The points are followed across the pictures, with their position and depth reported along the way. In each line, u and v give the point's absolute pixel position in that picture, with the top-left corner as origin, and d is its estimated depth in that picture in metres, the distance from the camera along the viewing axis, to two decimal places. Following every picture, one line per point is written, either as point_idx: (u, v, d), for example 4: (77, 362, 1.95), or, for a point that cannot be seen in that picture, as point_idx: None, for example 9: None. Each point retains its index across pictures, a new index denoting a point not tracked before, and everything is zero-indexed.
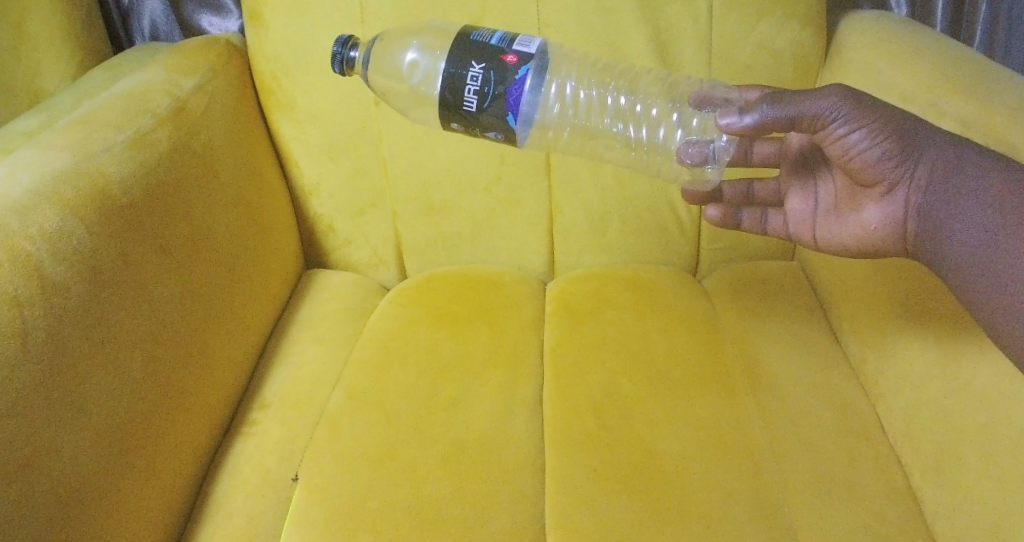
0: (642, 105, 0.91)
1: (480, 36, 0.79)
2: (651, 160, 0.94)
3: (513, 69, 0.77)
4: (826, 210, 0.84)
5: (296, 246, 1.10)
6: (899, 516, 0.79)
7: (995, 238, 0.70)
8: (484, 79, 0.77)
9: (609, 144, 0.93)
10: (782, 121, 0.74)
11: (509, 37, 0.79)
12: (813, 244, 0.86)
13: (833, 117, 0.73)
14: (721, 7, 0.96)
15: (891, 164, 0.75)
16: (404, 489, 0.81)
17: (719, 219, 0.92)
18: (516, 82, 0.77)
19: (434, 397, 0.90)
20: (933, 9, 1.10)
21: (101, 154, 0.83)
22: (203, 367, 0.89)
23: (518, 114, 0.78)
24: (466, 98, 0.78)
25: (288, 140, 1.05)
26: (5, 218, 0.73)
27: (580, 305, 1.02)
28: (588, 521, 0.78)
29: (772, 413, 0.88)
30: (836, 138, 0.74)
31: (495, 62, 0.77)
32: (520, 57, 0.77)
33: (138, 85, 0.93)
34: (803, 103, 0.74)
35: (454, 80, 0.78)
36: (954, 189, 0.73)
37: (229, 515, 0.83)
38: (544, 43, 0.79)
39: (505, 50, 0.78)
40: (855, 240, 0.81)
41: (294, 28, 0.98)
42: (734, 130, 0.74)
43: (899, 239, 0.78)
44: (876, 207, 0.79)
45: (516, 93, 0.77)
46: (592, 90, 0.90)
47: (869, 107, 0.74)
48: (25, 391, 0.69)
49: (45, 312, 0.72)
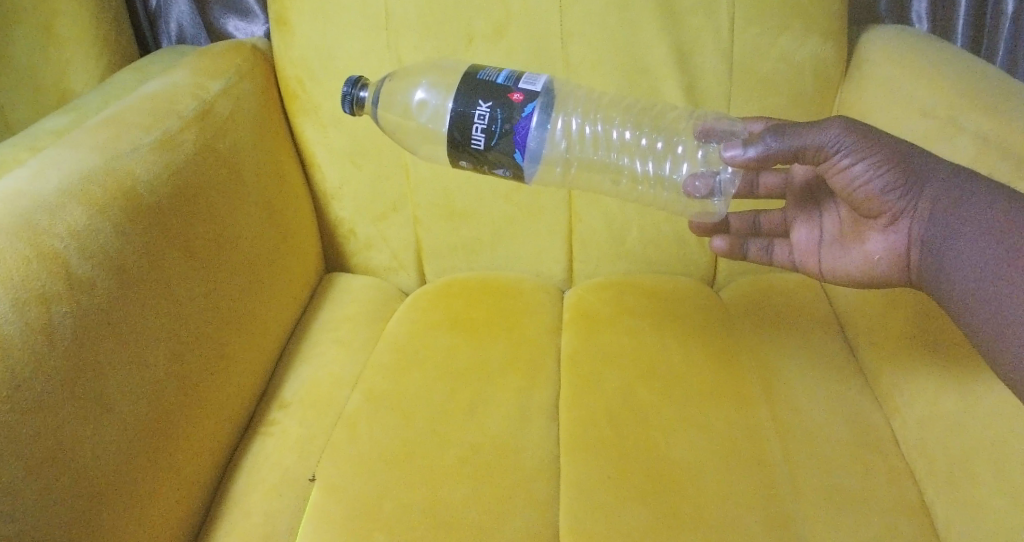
0: (648, 139, 0.93)
1: (487, 75, 0.80)
2: (658, 193, 0.96)
3: (519, 107, 0.78)
4: (832, 240, 0.85)
5: (317, 249, 1.11)
6: (912, 528, 0.79)
7: (997, 272, 0.70)
8: (491, 118, 0.79)
9: (618, 180, 0.96)
10: (785, 153, 0.75)
11: (515, 76, 0.80)
12: (819, 275, 0.87)
13: (836, 149, 0.74)
14: (744, 19, 0.95)
15: (894, 195, 0.75)
16: (419, 490, 0.83)
17: (727, 251, 0.92)
18: (523, 119, 0.78)
19: (452, 401, 0.91)
20: (955, 21, 1.10)
21: (128, 154, 0.84)
22: (225, 366, 0.90)
23: (526, 152, 0.79)
24: (473, 136, 0.79)
25: (312, 144, 1.07)
26: (34, 216, 0.75)
27: (597, 312, 1.03)
28: (602, 528, 0.79)
29: (787, 425, 0.89)
30: (839, 169, 0.75)
31: (501, 100, 0.78)
32: (526, 95, 0.78)
33: (166, 87, 0.95)
34: (807, 135, 0.75)
35: (462, 119, 0.80)
36: (956, 220, 0.73)
37: (247, 512, 0.84)
38: (550, 80, 0.80)
39: (511, 87, 0.79)
40: (859, 271, 0.82)
41: (319, 34, 0.99)
42: (738, 162, 0.76)
43: (902, 271, 0.79)
44: (880, 238, 0.79)
45: (522, 131, 0.78)
46: (597, 125, 0.92)
47: (871, 139, 0.74)
48: (50, 388, 0.70)
49: (72, 310, 0.73)
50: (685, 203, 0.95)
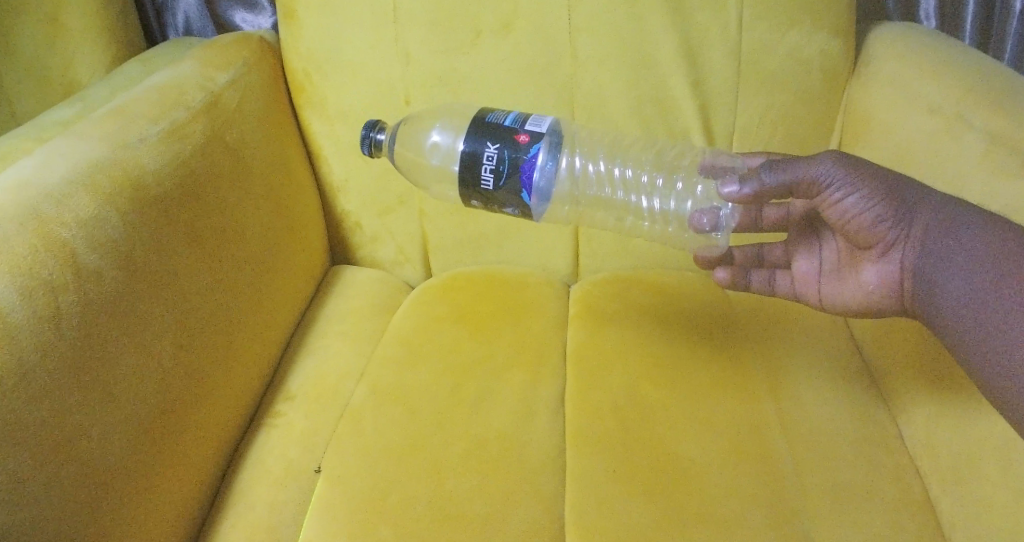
0: (647, 176, 0.95)
1: (495, 117, 0.83)
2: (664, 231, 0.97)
3: (525, 148, 0.81)
4: (830, 269, 0.84)
5: (323, 242, 1.11)
6: (917, 525, 0.79)
7: (989, 297, 0.71)
8: (499, 159, 0.81)
9: (624, 219, 0.98)
10: (779, 188, 0.75)
11: (522, 118, 0.83)
12: (817, 304, 0.86)
13: (829, 183, 0.74)
14: (752, 15, 0.95)
15: (886, 226, 0.75)
16: (424, 483, 0.83)
17: (729, 282, 0.90)
18: (528, 160, 0.81)
19: (457, 395, 0.91)
20: (963, 18, 1.10)
21: (137, 144, 0.84)
22: (230, 357, 0.90)
23: (532, 190, 0.82)
24: (483, 176, 0.82)
25: (319, 137, 1.07)
26: (41, 205, 0.75)
27: (603, 307, 1.02)
28: (607, 522, 0.79)
29: (793, 422, 0.88)
30: (833, 203, 0.75)
31: (508, 142, 0.81)
32: (532, 136, 0.81)
33: (172, 78, 0.95)
34: (800, 169, 0.75)
35: (471, 160, 0.82)
36: (949, 247, 0.73)
37: (252, 504, 0.84)
38: (555, 121, 0.83)
39: (518, 129, 0.82)
40: (855, 302, 0.82)
41: (326, 26, 0.99)
42: (735, 198, 0.77)
43: (895, 300, 0.79)
44: (874, 267, 0.79)
45: (528, 171, 0.81)
46: (598, 164, 0.95)
47: (864, 171, 0.74)
48: (56, 376, 0.70)
49: (78, 299, 0.73)
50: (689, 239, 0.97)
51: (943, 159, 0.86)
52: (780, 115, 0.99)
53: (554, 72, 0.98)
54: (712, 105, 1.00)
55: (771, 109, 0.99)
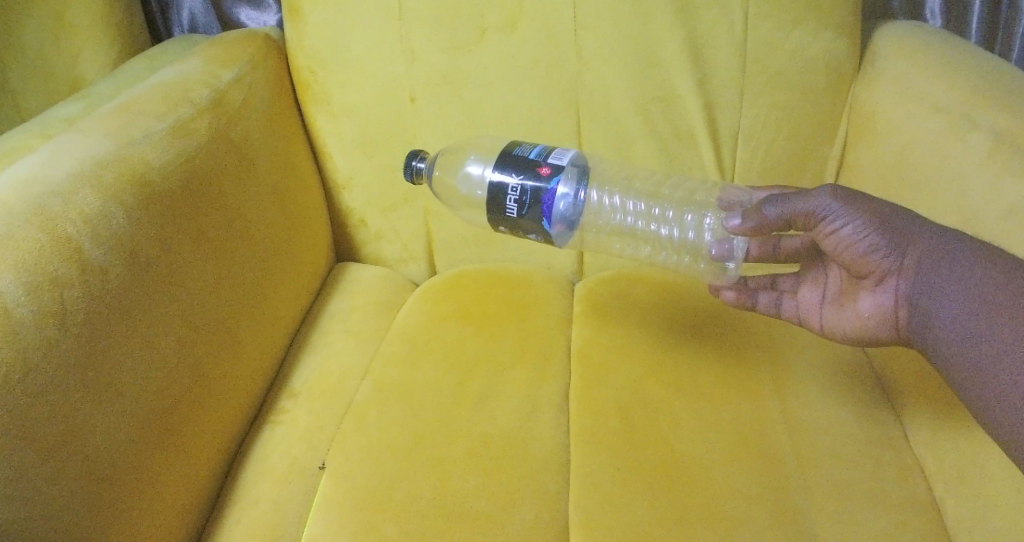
0: (660, 209, 0.97)
1: (521, 150, 0.86)
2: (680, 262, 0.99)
3: (546, 180, 0.84)
4: (832, 298, 0.85)
5: (328, 239, 1.11)
6: (922, 524, 0.79)
7: (979, 330, 0.70)
8: (523, 190, 0.85)
9: (640, 247, 1.00)
10: (779, 221, 0.78)
11: (546, 151, 0.86)
12: (820, 332, 0.86)
13: (828, 214, 0.76)
14: (757, 13, 0.95)
15: (880, 256, 0.76)
16: (429, 480, 0.83)
17: (736, 301, 0.90)
18: (549, 192, 0.84)
19: (462, 392, 0.91)
20: (969, 16, 1.09)
21: (142, 141, 0.85)
22: (235, 353, 0.90)
23: (552, 219, 0.85)
24: (507, 205, 0.85)
25: (324, 134, 1.07)
26: (47, 201, 0.75)
27: (607, 305, 1.02)
28: (612, 520, 0.79)
29: (798, 420, 0.88)
30: (830, 234, 0.77)
31: (531, 173, 0.84)
32: (553, 169, 0.84)
33: (178, 75, 0.95)
34: (798, 202, 0.77)
35: (497, 190, 0.86)
36: (941, 277, 0.73)
37: (256, 501, 0.84)
38: (577, 154, 0.86)
39: (541, 162, 0.85)
40: (854, 330, 0.82)
41: (331, 23, 0.99)
42: (737, 231, 0.80)
43: (893, 330, 0.79)
44: (871, 297, 0.79)
45: (548, 201, 0.84)
46: (615, 197, 0.97)
47: (861, 204, 0.76)
48: (62, 371, 0.70)
49: (84, 294, 0.73)
50: (702, 269, 0.98)
51: (948, 159, 0.86)
52: (786, 114, 0.99)
53: (559, 70, 0.98)
54: (717, 104, 0.99)
55: (776, 107, 0.99)
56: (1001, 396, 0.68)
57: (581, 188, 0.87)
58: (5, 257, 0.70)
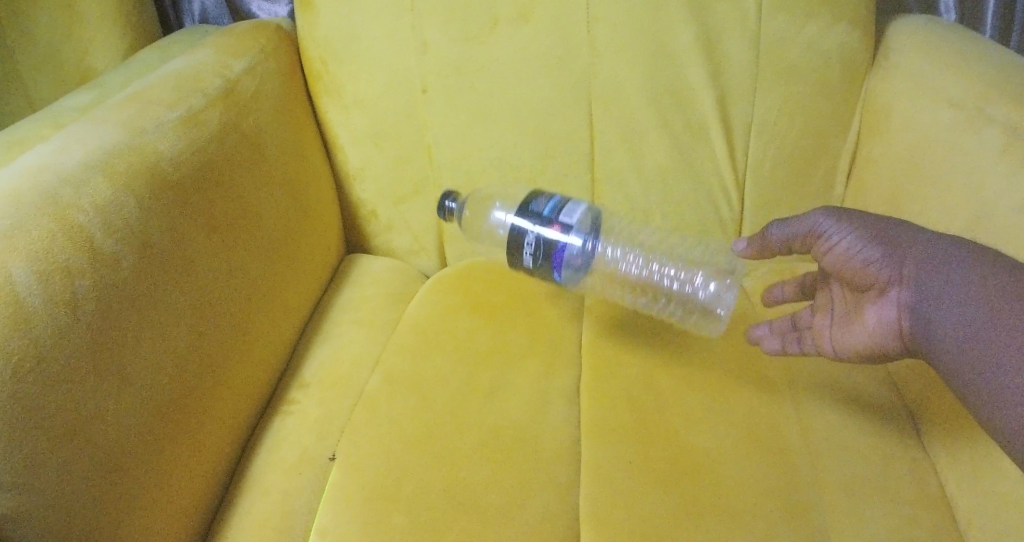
0: (655, 264, 1.02)
1: (537, 205, 0.93)
2: (681, 317, 0.99)
3: (557, 238, 0.91)
4: (843, 320, 0.85)
5: (338, 231, 1.11)
6: (933, 520, 0.79)
7: (978, 328, 0.69)
8: (537, 243, 0.91)
9: (639, 298, 1.01)
10: (780, 239, 0.85)
11: (558, 208, 0.92)
12: (833, 354, 0.85)
13: (826, 231, 0.81)
14: (771, 6, 0.94)
15: (879, 266, 0.77)
16: (439, 472, 0.83)
17: (778, 350, 0.90)
18: (559, 247, 0.91)
19: (472, 384, 0.91)
20: (983, 11, 1.09)
21: (154, 130, 0.84)
22: (246, 342, 0.90)
23: (563, 267, 0.92)
24: (524, 253, 0.92)
25: (335, 125, 1.06)
26: (58, 190, 0.75)
27: (619, 298, 1.02)
28: (621, 513, 0.78)
29: (809, 415, 0.88)
30: (832, 249, 0.81)
31: (543, 231, 0.91)
32: (564, 227, 0.91)
33: (189, 65, 0.95)
34: (798, 223, 0.84)
35: (514, 237, 0.92)
36: (940, 282, 0.73)
37: (267, 491, 0.84)
38: (587, 211, 0.92)
39: (553, 219, 0.91)
40: (863, 346, 0.81)
41: (344, 14, 0.98)
42: (744, 253, 0.89)
43: (899, 343, 0.78)
44: (874, 310, 0.79)
45: (559, 248, 0.91)
46: (615, 248, 1.02)
47: (859, 220, 0.80)
48: (73, 358, 0.70)
49: (95, 282, 0.73)
50: (691, 320, 0.99)
51: (963, 154, 0.86)
52: (799, 108, 0.99)
53: (571, 63, 0.98)
54: (729, 97, 0.99)
55: (789, 101, 0.99)
56: (1005, 400, 0.67)
57: (594, 237, 0.93)
58: (17, 244, 0.70)
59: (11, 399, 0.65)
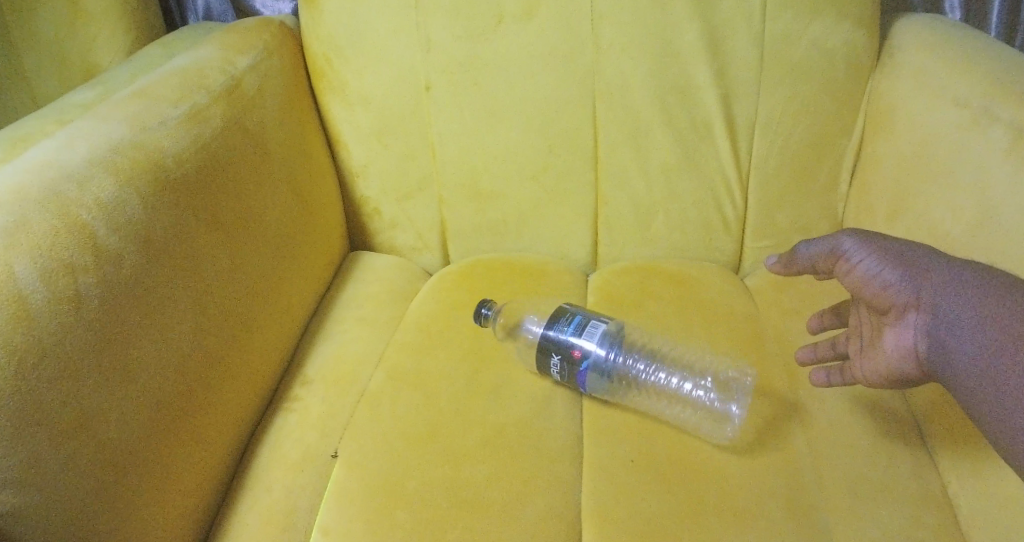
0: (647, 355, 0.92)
1: (559, 327, 0.89)
2: (685, 416, 0.87)
3: (579, 363, 0.88)
4: (868, 345, 0.82)
5: (341, 228, 1.11)
6: (936, 519, 0.78)
7: (995, 360, 0.69)
8: (563, 367, 0.89)
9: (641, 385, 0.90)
10: (806, 259, 0.84)
11: (581, 328, 0.89)
12: (859, 380, 0.83)
13: (848, 253, 0.80)
14: (776, 4, 0.94)
15: (898, 290, 0.76)
16: (441, 469, 0.83)
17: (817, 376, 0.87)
18: (582, 370, 0.88)
19: (475, 382, 0.91)
20: (989, 10, 1.09)
21: (158, 126, 0.85)
22: (249, 338, 0.90)
23: (589, 368, 0.88)
24: (553, 370, 0.90)
25: (338, 122, 1.06)
26: (62, 187, 0.75)
27: (622, 296, 1.02)
28: (624, 511, 0.78)
29: (812, 414, 0.87)
30: (852, 271, 0.80)
31: (566, 356, 0.88)
32: (585, 353, 0.88)
33: (193, 62, 0.95)
34: (823, 243, 0.83)
35: (542, 363, 0.90)
36: (958, 310, 0.72)
37: (269, 488, 0.84)
38: (606, 329, 0.89)
39: (574, 343, 0.88)
40: (886, 372, 0.79)
41: (347, 10, 0.98)
42: (771, 268, 0.88)
43: (919, 366, 0.76)
44: (895, 336, 0.78)
45: (584, 377, 0.88)
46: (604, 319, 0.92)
47: (880, 243, 0.79)
48: (76, 354, 0.70)
49: (99, 280, 0.73)
50: (703, 426, 0.86)
51: (969, 154, 0.85)
52: (803, 106, 0.99)
53: (576, 61, 0.98)
54: (734, 95, 0.99)
55: (794, 100, 0.98)
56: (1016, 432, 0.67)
57: (617, 352, 0.89)
58: (20, 240, 0.70)
59: (13, 397, 0.65)
